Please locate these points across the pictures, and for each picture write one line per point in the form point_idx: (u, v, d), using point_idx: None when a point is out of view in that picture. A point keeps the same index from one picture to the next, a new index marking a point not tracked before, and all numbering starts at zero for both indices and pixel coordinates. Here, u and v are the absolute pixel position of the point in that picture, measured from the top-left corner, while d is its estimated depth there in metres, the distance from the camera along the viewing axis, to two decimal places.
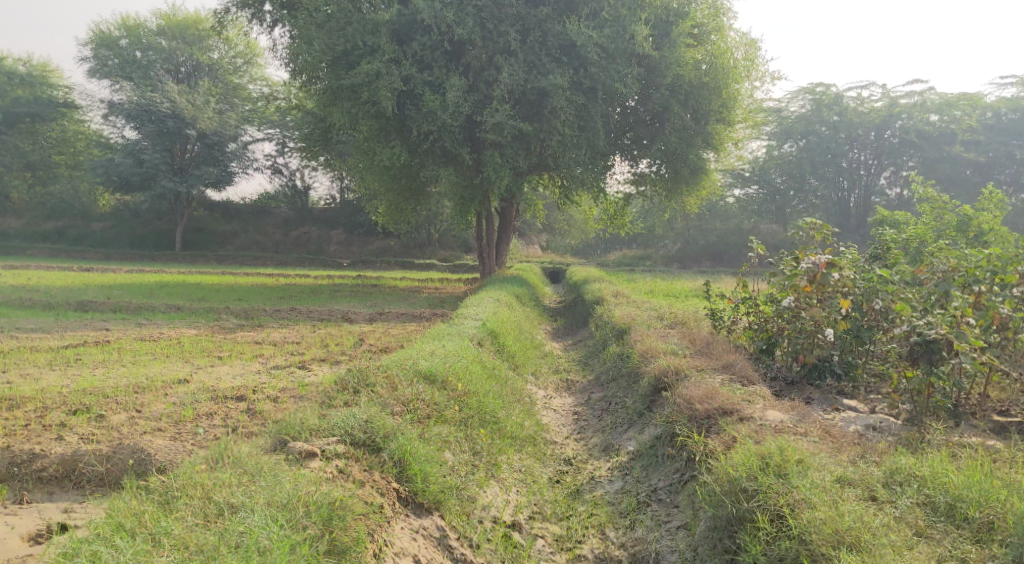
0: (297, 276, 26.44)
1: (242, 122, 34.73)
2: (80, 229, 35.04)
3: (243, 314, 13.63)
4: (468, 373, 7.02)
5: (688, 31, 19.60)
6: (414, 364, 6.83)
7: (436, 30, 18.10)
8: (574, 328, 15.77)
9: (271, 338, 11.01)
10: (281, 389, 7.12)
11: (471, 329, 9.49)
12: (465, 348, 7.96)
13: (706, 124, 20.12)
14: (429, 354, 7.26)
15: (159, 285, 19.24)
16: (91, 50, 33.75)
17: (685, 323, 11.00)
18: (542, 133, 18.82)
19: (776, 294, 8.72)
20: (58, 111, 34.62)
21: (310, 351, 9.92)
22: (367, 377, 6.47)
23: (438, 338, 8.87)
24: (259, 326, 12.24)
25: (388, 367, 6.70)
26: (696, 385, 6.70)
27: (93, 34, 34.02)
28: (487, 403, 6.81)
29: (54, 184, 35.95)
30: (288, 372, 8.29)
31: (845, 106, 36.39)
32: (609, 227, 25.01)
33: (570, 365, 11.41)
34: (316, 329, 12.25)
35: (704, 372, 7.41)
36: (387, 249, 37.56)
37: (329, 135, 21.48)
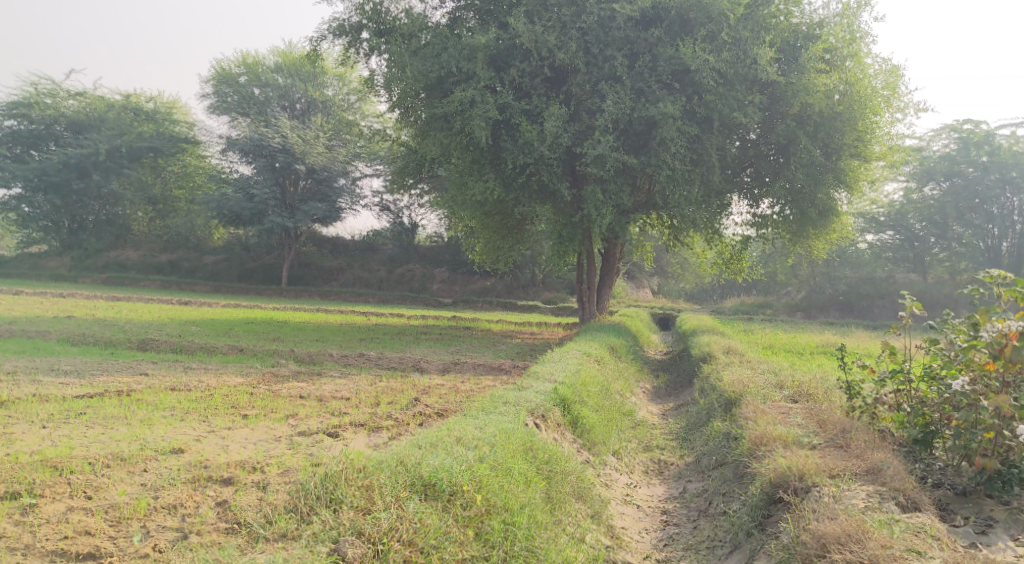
0: (390, 315, 25.82)
1: (352, 158, 35.28)
2: (193, 262, 36.44)
3: (305, 359, 12.68)
4: (496, 474, 5.42)
5: (821, 55, 17.24)
6: (420, 460, 5.32)
7: (536, 55, 16.83)
8: (677, 388, 13.67)
9: (319, 391, 9.82)
10: (285, 469, 5.94)
11: (539, 398, 7.85)
12: (513, 428, 6.37)
13: (839, 159, 17.56)
14: (451, 444, 5.73)
15: (244, 322, 19.03)
16: (212, 86, 35.25)
17: (818, 397, 8.73)
18: (649, 167, 17.00)
19: (939, 369, 6.08)
20: (179, 146, 36.27)
21: (357, 413, 8.64)
22: (340, 482, 5.11)
23: (488, 410, 7.32)
24: (315, 375, 11.13)
25: (378, 462, 5.28)
26: (831, 515, 4.84)
27: (216, 72, 35.54)
28: (517, 524, 5.18)
29: (176, 217, 37.63)
30: (310, 445, 7.02)
31: (997, 145, 31.95)
32: (725, 272, 22.61)
33: (667, 438, 9.50)
34: (376, 381, 10.98)
35: (839, 481, 5.36)
36: (490, 289, 36.48)
37: (424, 168, 20.68)
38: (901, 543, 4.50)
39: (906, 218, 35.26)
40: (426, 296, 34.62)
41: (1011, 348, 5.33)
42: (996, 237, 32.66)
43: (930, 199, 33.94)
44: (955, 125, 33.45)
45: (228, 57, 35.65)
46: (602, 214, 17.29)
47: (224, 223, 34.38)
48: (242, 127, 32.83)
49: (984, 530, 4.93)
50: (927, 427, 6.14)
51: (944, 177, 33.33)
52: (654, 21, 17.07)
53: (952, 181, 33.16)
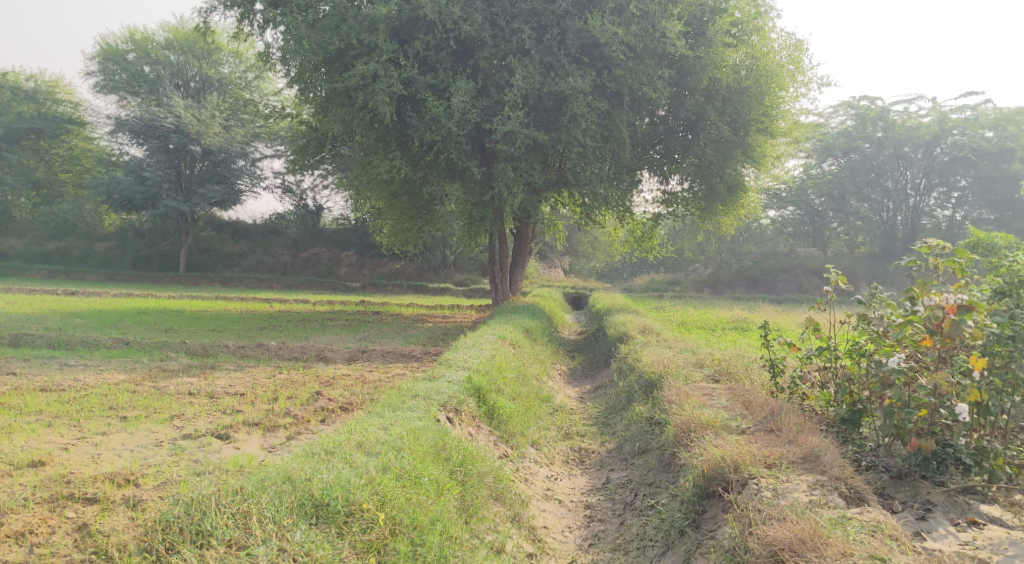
0: (297, 301, 24.58)
1: (251, 139, 33.24)
2: (83, 249, 33.86)
3: (199, 351, 11.60)
4: (401, 485, 4.90)
5: (726, 29, 17.15)
6: (311, 476, 4.68)
7: (441, 27, 16.02)
8: (594, 370, 13.33)
9: (210, 387, 8.89)
10: (162, 482, 5.42)
11: (450, 388, 7.22)
12: (427, 427, 5.80)
13: (746, 135, 17.51)
14: (351, 452, 5.13)
15: (136, 311, 17.55)
16: (98, 63, 32.44)
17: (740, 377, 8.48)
18: (560, 144, 16.57)
19: (869, 346, 5.89)
20: (61, 126, 33.42)
21: (251, 411, 7.85)
22: (211, 505, 4.37)
23: (395, 404, 6.71)
24: (209, 369, 10.11)
25: (260, 481, 4.62)
26: (778, 516, 4.54)
27: (101, 49, 32.66)
28: (428, 542, 4.67)
29: (60, 202, 34.78)
30: (195, 451, 6.38)
31: (891, 120, 32.98)
32: (637, 250, 22.52)
33: (585, 423, 9.10)
34: (276, 373, 10.09)
35: (777, 472, 5.10)
36: (401, 272, 35.43)
37: (327, 147, 19.49)
38: (861, 547, 4.19)
39: (806, 193, 36.83)
40: (334, 280, 33.27)
41: (950, 323, 5.09)
42: (891, 210, 34.31)
43: (829, 174, 35.58)
44: (852, 103, 34.67)
45: (114, 32, 32.91)
46: (514, 193, 16.73)
47: (114, 208, 32.02)
48: (130, 106, 30.42)
49: (923, 514, 4.72)
50: (855, 406, 5.96)
51: (841, 153, 34.77)
52: None
53: (849, 156, 34.56)
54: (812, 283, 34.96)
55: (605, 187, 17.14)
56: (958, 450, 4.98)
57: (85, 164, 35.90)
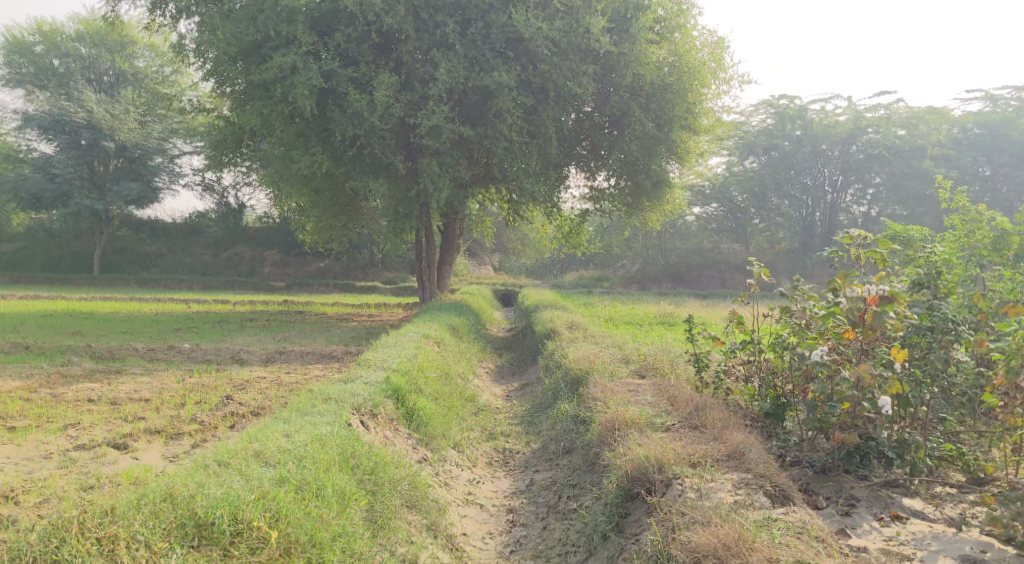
0: (217, 301, 23.57)
1: (168, 135, 31.66)
2: None
3: (104, 356, 10.84)
4: (299, 499, 4.57)
5: (650, 26, 17.20)
6: (195, 493, 4.32)
7: (362, 19, 15.48)
8: (521, 367, 13.11)
9: (112, 393, 8.27)
10: (44, 498, 5.31)
11: (366, 391, 6.85)
12: (336, 433, 5.46)
13: (670, 132, 17.66)
14: (246, 464, 4.80)
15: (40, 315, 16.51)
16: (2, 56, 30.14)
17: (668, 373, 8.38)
18: (486, 139, 16.29)
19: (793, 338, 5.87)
20: None
21: (154, 418, 7.32)
22: (73, 523, 4.10)
23: (305, 410, 6.29)
24: (115, 376, 9.40)
25: (139, 500, 4.30)
26: (701, 519, 4.40)
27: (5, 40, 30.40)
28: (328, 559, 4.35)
29: None
30: (86, 463, 6.10)
31: (809, 120, 34.60)
32: (564, 247, 22.42)
33: (511, 422, 8.84)
34: (187, 377, 9.48)
35: (701, 471, 4.96)
36: (327, 270, 34.53)
37: (245, 141, 18.36)
38: (787, 550, 4.05)
39: (729, 189, 37.23)
40: (257, 280, 32.12)
41: (873, 315, 5.03)
42: (810, 207, 35.78)
43: (750, 172, 36.23)
44: (772, 101, 35.91)
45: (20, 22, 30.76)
46: (439, 188, 16.37)
47: (20, 207, 30.16)
48: (38, 100, 28.56)
49: (847, 510, 4.69)
50: (778, 400, 6.01)
51: (763, 151, 35.64)
52: None
53: (770, 154, 35.39)
54: (735, 277, 35.91)
55: (532, 183, 16.96)
56: (879, 444, 4.99)
57: None
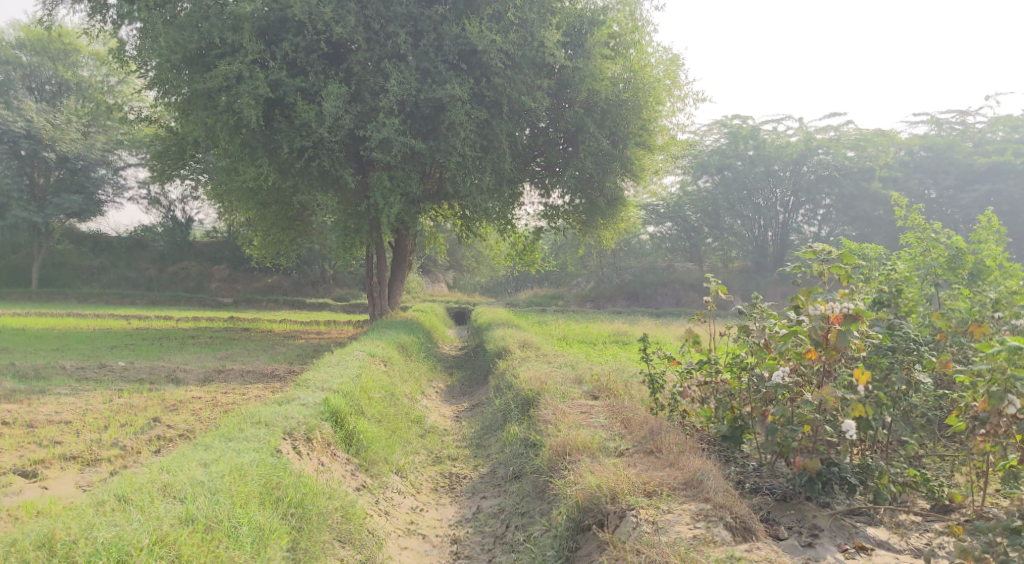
0: (158, 318, 22.55)
1: (113, 147, 30.32)
2: None
3: (26, 375, 10.03)
4: (203, 539, 4.32)
5: (605, 41, 17.13)
6: (81, 533, 4.15)
7: (311, 28, 14.96)
8: (472, 387, 12.70)
9: (29, 415, 7.48)
10: None
11: (301, 413, 6.38)
12: (260, 464, 5.15)
13: (625, 148, 17.59)
14: (150, 500, 4.53)
15: None
16: None
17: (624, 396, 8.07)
18: (438, 153, 15.96)
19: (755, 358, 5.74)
20: None
21: (73, 443, 6.51)
22: None
23: (233, 434, 5.82)
24: (36, 396, 8.48)
25: (25, 540, 4.17)
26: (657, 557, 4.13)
27: None
28: None
29: None
30: None
31: (762, 140, 35.03)
32: (519, 264, 22.17)
33: (459, 445, 8.41)
34: (116, 398, 8.59)
35: (658, 502, 4.68)
36: (276, 287, 33.59)
37: (188, 154, 17.10)
38: None
39: (682, 209, 37.59)
40: (203, 296, 31.01)
41: (836, 334, 4.79)
42: (762, 226, 36.36)
43: (704, 192, 36.81)
44: (725, 121, 36.54)
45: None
46: (390, 203, 15.96)
47: None
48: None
49: (811, 540, 4.47)
50: (736, 423, 5.87)
51: (716, 170, 36.23)
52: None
53: (722, 173, 36.01)
54: (689, 296, 36.17)
55: (484, 198, 16.67)
56: (841, 469, 4.83)
57: None
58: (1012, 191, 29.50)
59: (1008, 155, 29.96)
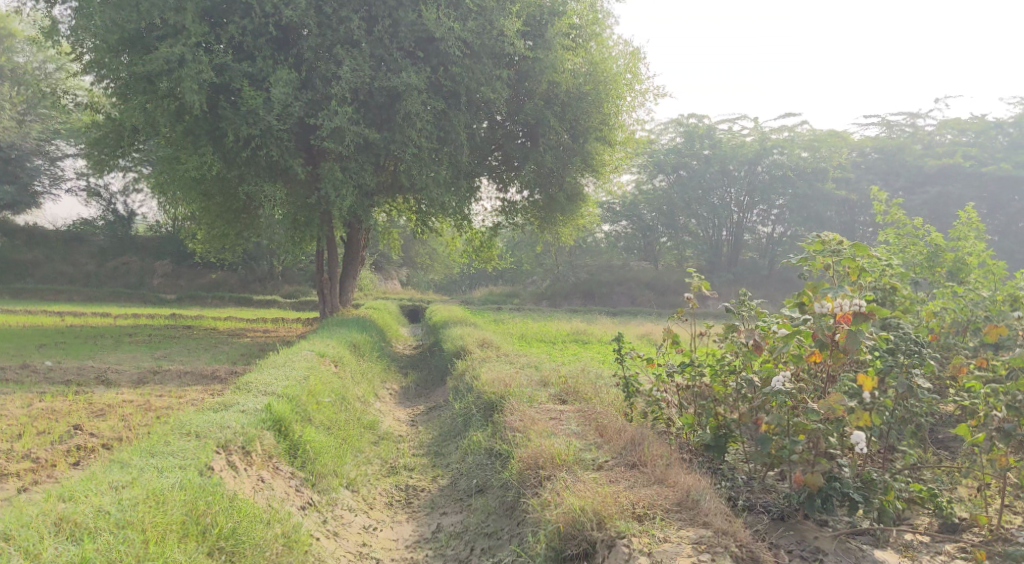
0: (92, 314, 21.20)
1: (49, 136, 28.49)
2: None
3: None
4: None
5: (566, 32, 16.58)
6: None
7: (259, 10, 13.99)
8: (428, 389, 12.04)
9: None
10: None
11: (239, 422, 5.66)
12: (181, 491, 4.47)
13: (585, 143, 17.09)
14: (37, 541, 3.92)
15: None
16: None
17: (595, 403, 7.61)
18: (393, 144, 15.23)
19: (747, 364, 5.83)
20: None
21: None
22: None
23: (158, 446, 5.11)
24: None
25: None
26: None
27: None
28: None
29: None
30: None
31: (717, 139, 35.27)
32: (475, 260, 21.53)
33: (417, 453, 7.80)
34: (37, 400, 7.59)
35: (656, 531, 4.44)
36: (222, 283, 32.23)
37: (129, 143, 15.63)
38: None
39: (638, 208, 37.42)
40: (144, 292, 29.49)
41: (846, 335, 4.88)
42: (717, 226, 36.50)
43: (660, 191, 36.81)
44: (681, 120, 36.53)
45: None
46: (342, 195, 15.16)
47: None
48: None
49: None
50: (721, 431, 5.89)
51: (672, 170, 36.23)
52: None
53: (679, 172, 36.03)
54: (644, 295, 36.05)
55: (441, 192, 15.99)
56: (844, 486, 4.76)
57: None
58: (959, 193, 30.10)
59: (955, 158, 30.56)
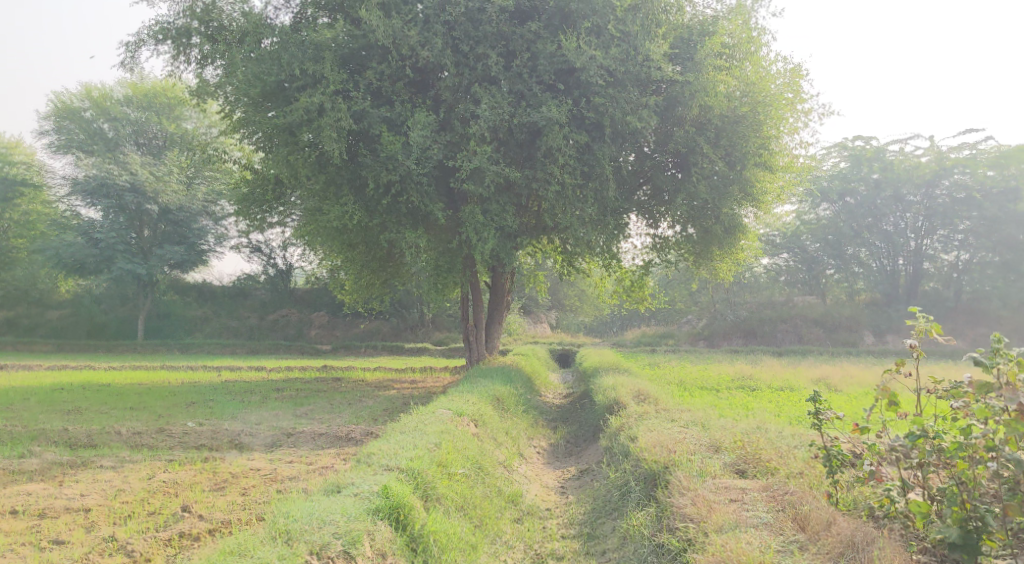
0: (253, 367, 22.15)
1: (214, 197, 30.89)
2: (36, 319, 31.84)
3: (83, 444, 9.26)
4: None
5: (717, 52, 15.08)
6: None
7: (395, 54, 13.77)
8: (579, 447, 10.78)
9: (49, 500, 6.82)
10: None
11: (343, 516, 4.88)
12: None
13: (744, 170, 15.38)
14: None
15: (54, 389, 15.35)
16: (52, 122, 30.27)
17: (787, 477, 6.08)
18: (535, 183, 14.42)
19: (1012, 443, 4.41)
20: (12, 188, 30.66)
21: (76, 546, 5.68)
22: None
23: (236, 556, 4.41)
24: (73, 471, 7.97)
25: None
26: None
27: (54, 105, 30.38)
28: None
29: (12, 269, 32.43)
30: None
31: (888, 161, 31.61)
32: (626, 302, 20.11)
33: (568, 533, 6.65)
34: (161, 472, 7.76)
35: None
36: (374, 332, 32.88)
37: (275, 196, 16.04)
38: None
39: (800, 238, 34.78)
40: (302, 343, 30.68)
41: None
42: (892, 256, 32.78)
43: (824, 219, 33.79)
44: (846, 143, 33.32)
45: (69, 88, 30.61)
46: (483, 239, 14.38)
47: (68, 274, 29.73)
48: (84, 165, 28.13)
49: None
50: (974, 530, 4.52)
51: (837, 197, 33.17)
52: (532, 14, 14.44)
53: (845, 200, 32.90)
54: (812, 332, 32.88)
55: (587, 231, 14.89)
56: None
57: (40, 229, 32.37)
58: None
59: None
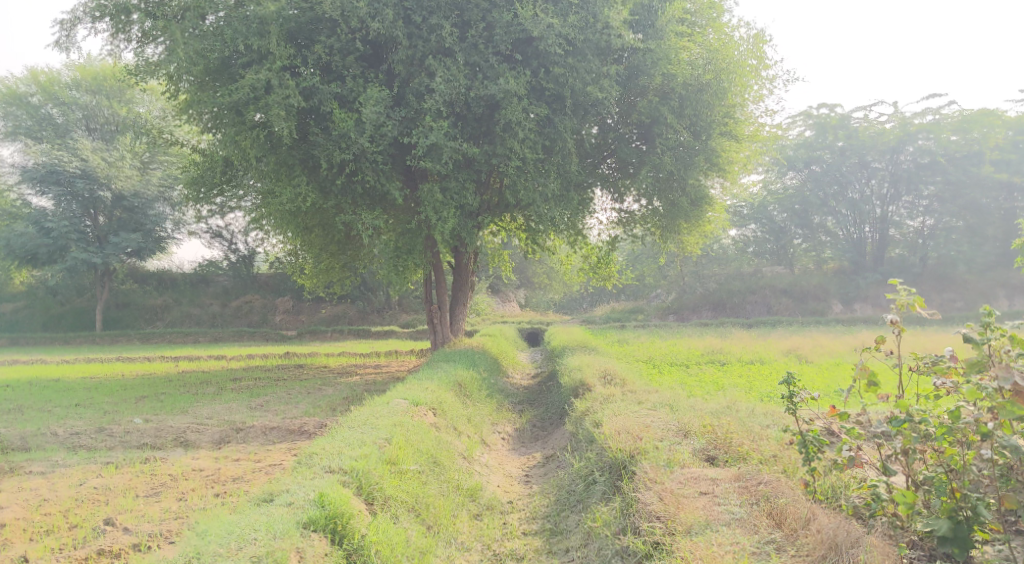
0: (212, 356, 21.41)
1: (170, 182, 29.75)
2: None
3: (16, 448, 8.61)
4: None
5: (678, 18, 14.58)
6: None
7: (344, 26, 13.05)
8: (546, 431, 10.38)
9: None
10: None
11: (266, 532, 4.65)
12: None
13: (708, 140, 14.99)
14: None
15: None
16: None
17: (761, 462, 5.75)
18: (495, 158, 13.85)
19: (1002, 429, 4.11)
20: None
21: None
22: None
23: None
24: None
25: None
26: None
27: None
28: None
29: None
30: None
31: (852, 128, 31.31)
32: (592, 278, 19.69)
33: (532, 528, 6.29)
34: (94, 477, 7.19)
35: None
36: (340, 316, 32.20)
37: (226, 179, 15.22)
38: None
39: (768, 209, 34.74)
40: (266, 329, 29.93)
41: None
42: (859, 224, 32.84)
43: (791, 189, 33.72)
44: (811, 112, 33.12)
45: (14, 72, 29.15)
46: (443, 217, 13.85)
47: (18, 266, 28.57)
48: (31, 152, 26.75)
49: None
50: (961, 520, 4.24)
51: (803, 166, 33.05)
52: None
53: (811, 168, 32.77)
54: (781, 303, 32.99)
55: (550, 207, 14.38)
56: None
57: None
58: None
59: None
